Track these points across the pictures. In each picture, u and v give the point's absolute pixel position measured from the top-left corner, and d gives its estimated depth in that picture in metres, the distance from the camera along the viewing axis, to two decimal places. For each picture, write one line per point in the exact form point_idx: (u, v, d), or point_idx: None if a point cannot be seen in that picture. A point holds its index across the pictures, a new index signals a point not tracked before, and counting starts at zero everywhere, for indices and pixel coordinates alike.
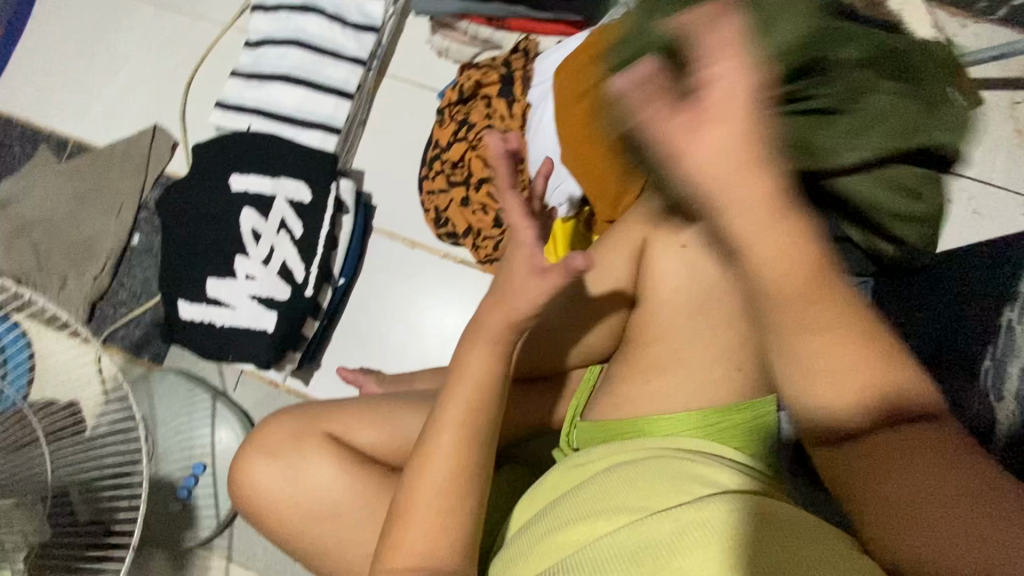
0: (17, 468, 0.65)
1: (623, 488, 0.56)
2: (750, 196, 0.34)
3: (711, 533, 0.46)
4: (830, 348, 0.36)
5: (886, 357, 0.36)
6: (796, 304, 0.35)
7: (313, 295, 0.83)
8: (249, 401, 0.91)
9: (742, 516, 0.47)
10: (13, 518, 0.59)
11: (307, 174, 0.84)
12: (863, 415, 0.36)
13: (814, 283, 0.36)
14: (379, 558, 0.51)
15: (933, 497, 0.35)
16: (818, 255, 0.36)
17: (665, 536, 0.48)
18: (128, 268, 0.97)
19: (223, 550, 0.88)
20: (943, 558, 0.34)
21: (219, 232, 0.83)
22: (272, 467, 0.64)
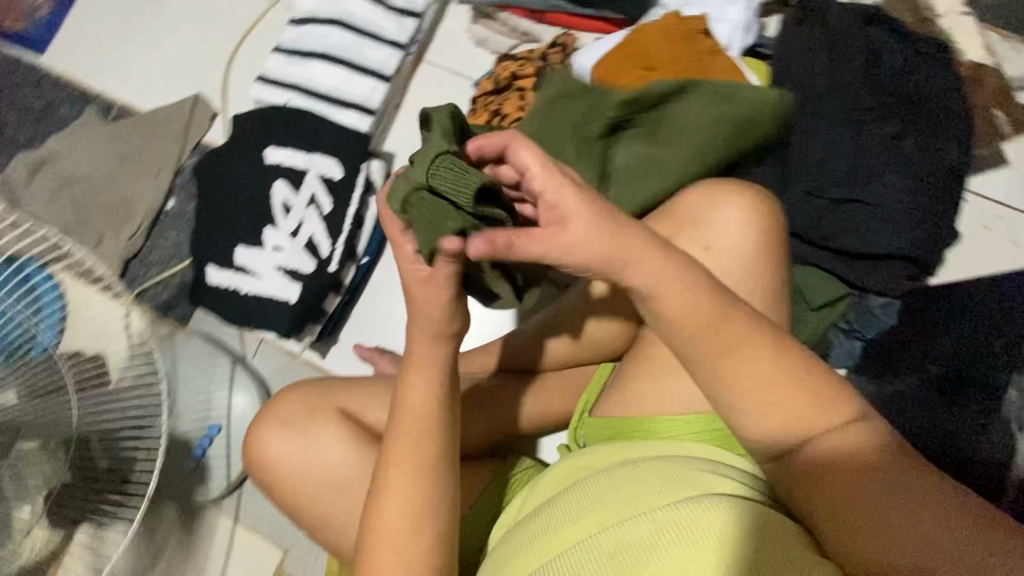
0: (43, 412, 0.64)
1: (621, 488, 0.58)
2: (644, 258, 0.50)
3: (701, 536, 0.49)
4: (757, 375, 0.48)
5: (806, 381, 0.48)
6: (721, 342, 0.49)
7: (336, 271, 0.85)
8: (267, 369, 0.94)
9: (737, 520, 0.50)
10: (34, 463, 0.61)
11: (340, 153, 0.86)
12: (789, 432, 0.48)
13: (725, 315, 0.50)
14: (374, 519, 0.57)
15: (865, 506, 0.44)
16: (721, 299, 0.50)
17: (649, 535, 0.51)
18: (162, 231, 1.00)
19: (232, 509, 0.91)
20: (872, 549, 0.43)
21: (252, 202, 0.85)
22: (285, 434, 0.66)
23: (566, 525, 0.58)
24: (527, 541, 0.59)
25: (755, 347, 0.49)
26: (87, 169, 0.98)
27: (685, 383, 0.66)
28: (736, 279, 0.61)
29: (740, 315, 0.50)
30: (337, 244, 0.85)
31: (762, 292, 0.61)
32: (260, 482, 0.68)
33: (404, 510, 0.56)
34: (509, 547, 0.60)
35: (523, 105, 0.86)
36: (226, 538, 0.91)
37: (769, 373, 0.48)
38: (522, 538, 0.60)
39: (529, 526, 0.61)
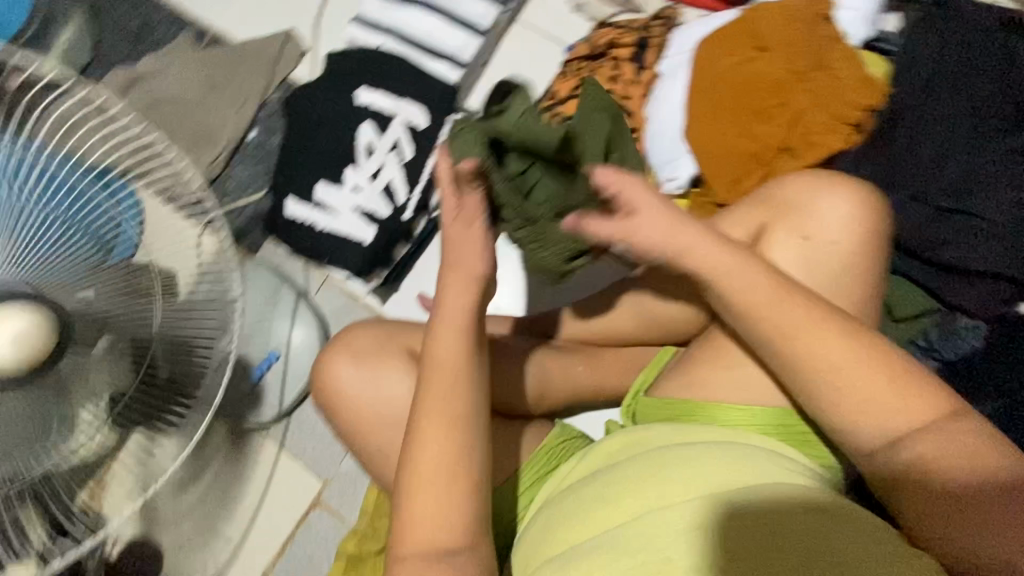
0: (125, 316, 0.66)
1: (672, 467, 0.57)
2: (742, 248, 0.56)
3: (738, 518, 0.51)
4: (849, 369, 0.51)
5: (891, 375, 0.51)
6: (817, 333, 0.53)
7: (409, 219, 0.86)
8: (326, 308, 0.95)
9: (771, 504, 0.52)
10: (104, 365, 0.63)
11: (429, 102, 0.86)
12: (876, 422, 0.51)
13: (821, 309, 0.53)
14: (442, 468, 0.54)
15: (956, 499, 0.47)
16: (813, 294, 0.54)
17: (694, 518, 0.52)
18: (240, 160, 1.02)
19: (278, 437, 0.94)
20: (962, 538, 0.46)
21: (337, 141, 0.86)
22: (352, 367, 0.67)
23: (620, 497, 0.57)
24: (577, 506, 0.58)
25: (839, 340, 0.52)
26: (176, 90, 1.00)
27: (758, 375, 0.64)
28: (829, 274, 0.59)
29: (828, 312, 0.53)
30: (414, 193, 0.86)
31: (854, 290, 0.60)
32: (323, 409, 0.70)
33: (446, 450, 0.55)
34: (557, 509, 0.60)
35: (616, 75, 0.84)
36: (270, 462, 0.94)
37: (852, 359, 0.51)
38: (570, 502, 0.59)
39: (579, 492, 0.60)
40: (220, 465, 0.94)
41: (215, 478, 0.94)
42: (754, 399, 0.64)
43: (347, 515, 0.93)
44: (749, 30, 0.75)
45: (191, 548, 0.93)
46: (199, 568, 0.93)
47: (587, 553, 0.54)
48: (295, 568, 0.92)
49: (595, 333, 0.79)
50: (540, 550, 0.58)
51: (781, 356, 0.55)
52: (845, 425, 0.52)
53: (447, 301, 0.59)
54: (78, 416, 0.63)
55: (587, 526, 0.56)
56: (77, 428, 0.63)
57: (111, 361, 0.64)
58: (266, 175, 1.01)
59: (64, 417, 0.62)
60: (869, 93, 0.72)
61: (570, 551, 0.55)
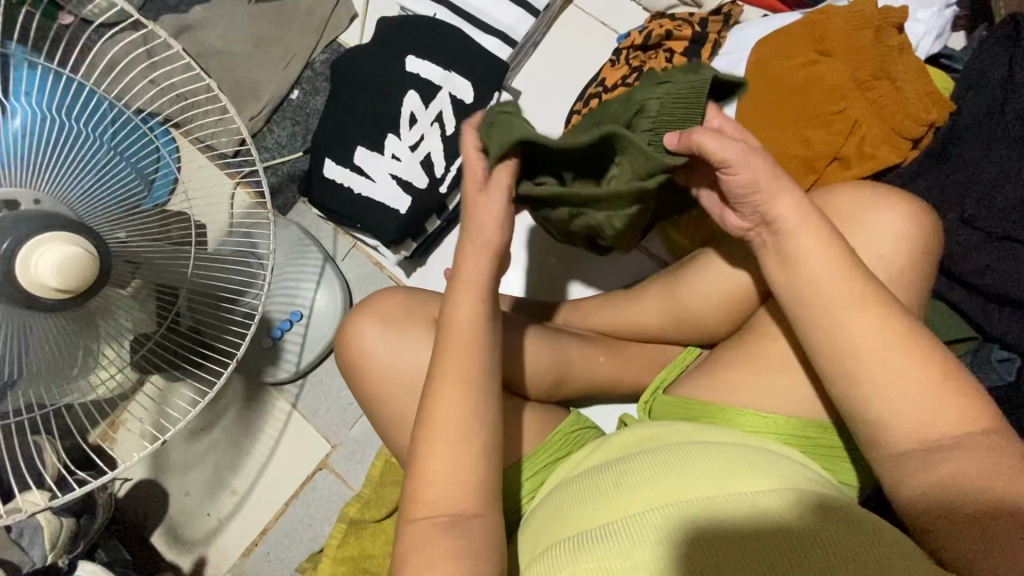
0: (161, 258, 0.66)
1: (695, 461, 0.56)
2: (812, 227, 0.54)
3: (767, 527, 0.49)
4: (897, 379, 0.50)
5: (938, 390, 0.49)
6: (872, 332, 0.51)
7: (445, 193, 0.86)
8: (353, 274, 0.97)
9: (800, 514, 0.50)
10: (130, 305, 0.63)
11: (476, 77, 0.85)
12: (916, 439, 0.49)
13: (876, 311, 0.52)
14: (463, 440, 0.54)
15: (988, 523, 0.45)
16: (870, 297, 0.52)
17: (720, 514, 0.51)
18: (280, 118, 1.02)
19: (291, 395, 0.96)
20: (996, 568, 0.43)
21: (381, 107, 0.86)
22: (378, 331, 0.67)
23: (633, 487, 0.56)
24: (588, 492, 0.58)
25: (886, 347, 0.51)
26: (225, 42, 1.00)
27: (782, 383, 0.64)
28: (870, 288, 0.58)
29: (881, 319, 0.51)
30: (452, 167, 0.85)
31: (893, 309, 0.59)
32: (344, 371, 0.70)
33: (460, 419, 0.54)
34: (568, 494, 0.60)
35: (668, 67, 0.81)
36: (282, 419, 0.95)
37: (897, 365, 0.50)
38: (581, 488, 0.59)
39: (591, 479, 0.59)
40: (232, 417, 0.95)
41: (226, 429, 0.95)
42: (777, 406, 0.64)
43: (352, 480, 0.94)
44: (818, 32, 0.73)
45: (196, 494, 0.94)
46: (203, 516, 0.94)
47: (597, 539, 0.52)
48: (296, 526, 0.93)
49: (620, 327, 0.77)
50: (547, 533, 0.57)
51: (824, 357, 0.53)
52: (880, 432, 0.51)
53: (471, 273, 0.58)
54: (101, 353, 0.62)
55: (597, 513, 0.55)
56: (99, 365, 0.63)
57: (136, 302, 0.64)
58: (304, 136, 1.02)
59: (87, 353, 0.61)
60: (934, 109, 0.71)
61: (579, 535, 0.53)
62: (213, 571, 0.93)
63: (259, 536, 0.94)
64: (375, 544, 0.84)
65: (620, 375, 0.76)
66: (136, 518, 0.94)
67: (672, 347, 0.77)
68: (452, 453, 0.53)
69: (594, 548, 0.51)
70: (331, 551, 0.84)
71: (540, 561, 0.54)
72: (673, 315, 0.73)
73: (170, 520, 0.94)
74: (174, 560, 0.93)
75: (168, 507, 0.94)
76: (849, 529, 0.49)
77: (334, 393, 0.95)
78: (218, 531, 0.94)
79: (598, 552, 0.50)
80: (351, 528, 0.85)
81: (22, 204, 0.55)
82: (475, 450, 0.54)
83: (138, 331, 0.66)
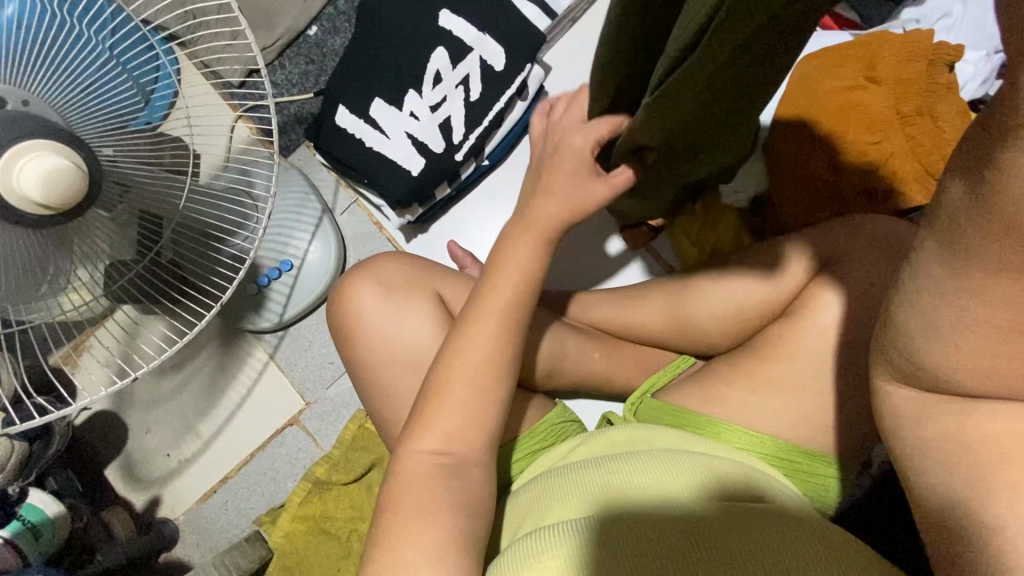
0: (152, 186, 0.61)
1: (680, 471, 0.56)
2: None
3: (743, 542, 0.48)
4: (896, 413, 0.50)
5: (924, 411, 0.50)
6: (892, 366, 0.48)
7: (460, 162, 0.82)
8: (350, 230, 0.93)
9: (777, 532, 0.49)
10: (107, 228, 0.58)
11: (511, 44, 0.80)
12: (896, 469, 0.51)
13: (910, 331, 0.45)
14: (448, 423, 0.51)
15: None
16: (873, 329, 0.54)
17: (696, 525, 0.49)
18: (294, 54, 0.96)
19: (269, 345, 0.93)
20: None
21: (406, 60, 0.81)
22: (377, 296, 0.64)
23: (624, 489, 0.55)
24: (575, 485, 0.57)
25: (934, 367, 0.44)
26: None
27: (773, 407, 0.64)
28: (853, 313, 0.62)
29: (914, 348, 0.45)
30: (471, 135, 0.82)
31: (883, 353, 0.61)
32: (333, 330, 0.67)
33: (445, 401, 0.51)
34: (552, 485, 0.58)
35: None
36: (258, 368, 0.92)
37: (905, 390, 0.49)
38: (566, 480, 0.58)
39: (574, 472, 0.58)
40: (206, 359, 0.92)
41: (197, 371, 0.91)
42: (765, 428, 0.64)
43: (322, 441, 0.91)
44: (869, 59, 0.74)
45: (158, 433, 0.91)
46: (162, 456, 0.91)
47: (569, 532, 0.50)
48: (259, 478, 0.91)
49: (620, 325, 0.76)
50: (529, 520, 0.56)
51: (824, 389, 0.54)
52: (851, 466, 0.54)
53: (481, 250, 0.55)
54: (73, 275, 0.58)
55: (582, 506, 0.54)
56: (71, 286, 0.59)
57: (117, 225, 0.59)
58: (318, 78, 0.96)
59: (59, 273, 0.57)
60: None
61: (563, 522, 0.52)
62: (166, 513, 0.91)
63: (220, 484, 0.91)
64: (337, 506, 0.84)
65: (612, 373, 0.76)
66: (91, 449, 0.90)
67: (668, 354, 0.76)
68: (453, 440, 0.53)
69: (581, 533, 0.49)
70: (293, 508, 0.84)
71: (515, 542, 0.52)
72: (675, 323, 0.72)
73: (127, 456, 0.91)
74: (128, 497, 0.90)
75: (127, 442, 0.91)
76: (845, 554, 0.48)
77: (316, 350, 0.92)
78: (177, 473, 0.91)
79: (584, 541, 0.49)
80: (316, 488, 0.85)
81: (9, 103, 0.50)
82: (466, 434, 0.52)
83: (115, 258, 0.62)
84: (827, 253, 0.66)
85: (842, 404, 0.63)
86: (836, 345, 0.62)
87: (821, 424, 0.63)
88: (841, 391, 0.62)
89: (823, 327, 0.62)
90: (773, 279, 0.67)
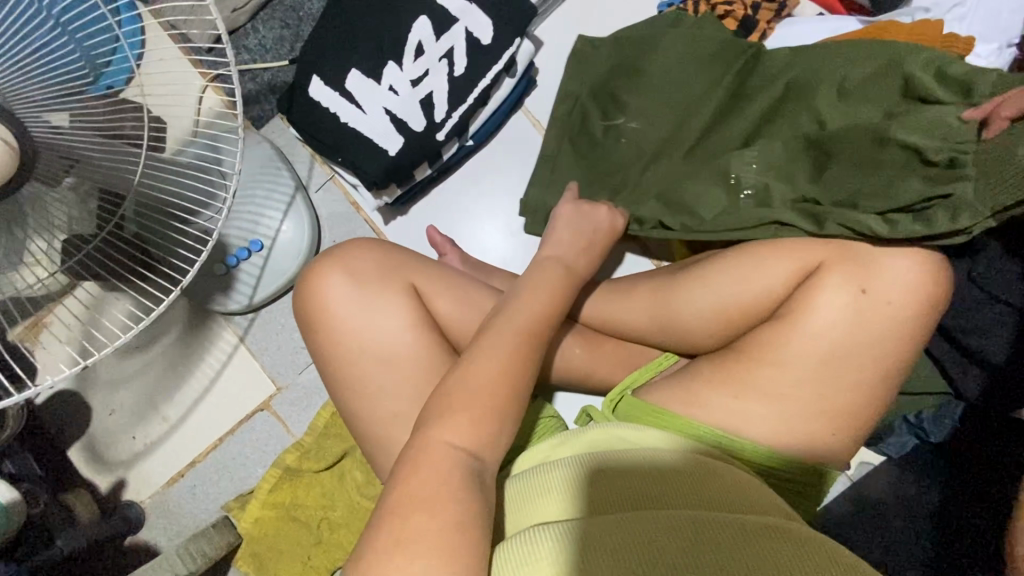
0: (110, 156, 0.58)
1: (667, 476, 0.55)
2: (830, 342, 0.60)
3: (725, 542, 0.47)
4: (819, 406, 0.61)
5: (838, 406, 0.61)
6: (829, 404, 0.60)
7: (441, 142, 0.77)
8: (325, 210, 0.89)
9: (757, 531, 0.48)
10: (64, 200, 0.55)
11: (500, 17, 0.75)
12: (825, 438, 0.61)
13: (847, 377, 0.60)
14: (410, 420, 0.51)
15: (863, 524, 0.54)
16: (807, 358, 0.60)
17: (680, 525, 0.48)
18: (268, 17, 0.89)
19: (239, 328, 0.89)
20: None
21: (387, 28, 0.76)
22: (347, 286, 0.61)
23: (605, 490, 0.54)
24: (549, 487, 0.55)
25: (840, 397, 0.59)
26: None
27: (754, 412, 0.62)
28: (808, 311, 0.61)
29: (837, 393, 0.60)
30: (454, 114, 0.77)
31: (867, 363, 0.60)
32: (298, 319, 0.63)
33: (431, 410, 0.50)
34: (524, 486, 0.56)
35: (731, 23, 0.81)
36: (228, 351, 0.89)
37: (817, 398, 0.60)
38: (543, 479, 0.56)
39: (549, 472, 0.56)
40: (173, 339, 0.88)
41: (163, 353, 0.88)
42: (742, 434, 0.62)
43: (293, 426, 0.88)
44: None
45: (122, 415, 0.88)
46: (127, 439, 0.88)
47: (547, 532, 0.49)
48: (228, 464, 0.88)
49: (602, 320, 0.73)
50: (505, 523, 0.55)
51: (789, 409, 0.61)
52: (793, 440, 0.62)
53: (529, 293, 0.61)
54: (29, 246, 0.55)
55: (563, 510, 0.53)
56: (25, 262, 0.56)
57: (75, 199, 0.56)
58: (293, 45, 0.90)
59: (14, 244, 0.54)
60: None
61: (539, 525, 0.50)
62: (131, 496, 0.88)
63: (187, 468, 0.88)
64: (308, 494, 0.82)
65: (591, 368, 0.73)
66: (54, 429, 0.87)
67: (651, 351, 0.74)
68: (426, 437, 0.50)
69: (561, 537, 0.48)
70: (262, 495, 0.82)
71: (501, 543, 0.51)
72: (663, 324, 0.69)
73: (91, 437, 0.87)
74: (91, 479, 0.87)
75: (89, 423, 0.88)
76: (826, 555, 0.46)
77: (286, 333, 0.89)
78: (142, 456, 0.88)
79: (561, 543, 0.47)
80: (286, 475, 0.83)
81: None
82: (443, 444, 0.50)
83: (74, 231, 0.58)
84: (816, 257, 0.63)
85: (824, 410, 0.61)
86: (825, 355, 0.60)
87: (803, 432, 0.61)
88: (822, 397, 0.61)
89: (811, 332, 0.60)
90: (763, 278, 0.64)
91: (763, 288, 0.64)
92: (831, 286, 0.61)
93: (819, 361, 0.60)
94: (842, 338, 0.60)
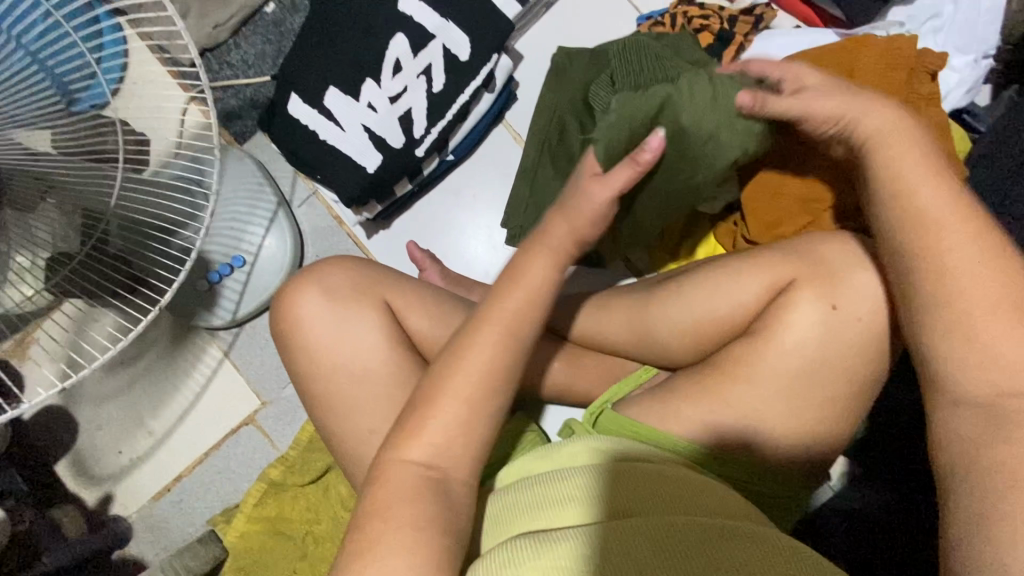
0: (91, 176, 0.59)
1: (653, 486, 0.54)
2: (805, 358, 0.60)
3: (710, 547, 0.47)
4: (796, 421, 0.61)
5: (814, 421, 0.61)
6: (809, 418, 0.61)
7: (421, 157, 0.78)
8: (309, 224, 0.89)
9: (740, 539, 0.49)
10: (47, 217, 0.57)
11: (478, 33, 0.75)
12: (802, 451, 0.62)
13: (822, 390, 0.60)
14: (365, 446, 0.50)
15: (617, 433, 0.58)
16: (781, 373, 0.61)
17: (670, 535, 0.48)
18: (250, 33, 0.90)
19: (224, 343, 0.90)
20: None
21: (365, 45, 0.76)
22: (322, 304, 0.61)
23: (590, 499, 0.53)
24: (529, 501, 0.55)
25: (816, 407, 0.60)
26: None
27: (731, 427, 0.62)
28: (784, 326, 0.61)
29: (814, 407, 0.61)
30: (433, 129, 0.77)
31: (842, 377, 0.60)
32: (277, 339, 0.64)
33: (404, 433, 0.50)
34: (504, 503, 0.56)
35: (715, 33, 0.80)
36: (213, 365, 0.89)
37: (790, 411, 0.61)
38: (523, 495, 0.55)
39: (527, 487, 0.56)
40: (158, 354, 0.88)
41: (149, 368, 0.88)
42: (720, 449, 0.62)
43: (279, 440, 0.89)
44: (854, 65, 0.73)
45: (109, 429, 0.88)
46: (113, 453, 0.88)
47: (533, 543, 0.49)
48: (214, 477, 0.89)
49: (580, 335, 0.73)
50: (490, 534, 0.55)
51: (763, 426, 0.61)
52: (770, 453, 0.62)
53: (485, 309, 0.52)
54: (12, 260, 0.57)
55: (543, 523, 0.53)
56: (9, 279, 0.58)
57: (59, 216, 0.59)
58: (274, 60, 0.90)
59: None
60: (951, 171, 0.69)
61: (529, 538, 0.50)
62: (119, 510, 0.89)
63: (174, 481, 0.89)
64: (293, 508, 0.82)
65: (571, 383, 0.74)
66: (39, 444, 0.87)
67: (631, 365, 0.74)
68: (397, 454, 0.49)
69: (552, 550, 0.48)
70: (247, 509, 0.82)
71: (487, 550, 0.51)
72: (643, 340, 0.69)
73: (78, 451, 0.88)
74: (78, 493, 0.88)
75: (76, 438, 0.88)
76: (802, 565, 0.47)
77: (270, 347, 0.89)
78: (129, 470, 0.89)
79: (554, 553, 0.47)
80: (271, 489, 0.83)
81: None
82: (432, 468, 0.49)
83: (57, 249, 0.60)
84: (790, 273, 0.63)
85: (801, 425, 0.61)
86: (800, 370, 0.61)
87: (782, 447, 0.62)
88: (799, 411, 0.61)
89: (785, 347, 0.60)
90: (738, 295, 0.64)
91: (741, 304, 0.64)
92: (805, 303, 0.61)
93: (794, 376, 0.61)
94: (819, 352, 0.60)
